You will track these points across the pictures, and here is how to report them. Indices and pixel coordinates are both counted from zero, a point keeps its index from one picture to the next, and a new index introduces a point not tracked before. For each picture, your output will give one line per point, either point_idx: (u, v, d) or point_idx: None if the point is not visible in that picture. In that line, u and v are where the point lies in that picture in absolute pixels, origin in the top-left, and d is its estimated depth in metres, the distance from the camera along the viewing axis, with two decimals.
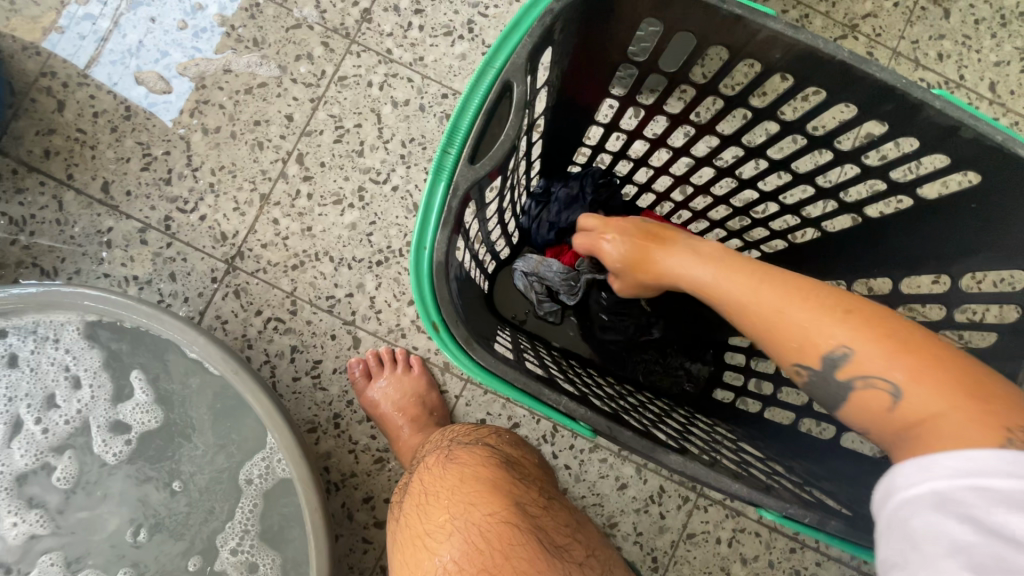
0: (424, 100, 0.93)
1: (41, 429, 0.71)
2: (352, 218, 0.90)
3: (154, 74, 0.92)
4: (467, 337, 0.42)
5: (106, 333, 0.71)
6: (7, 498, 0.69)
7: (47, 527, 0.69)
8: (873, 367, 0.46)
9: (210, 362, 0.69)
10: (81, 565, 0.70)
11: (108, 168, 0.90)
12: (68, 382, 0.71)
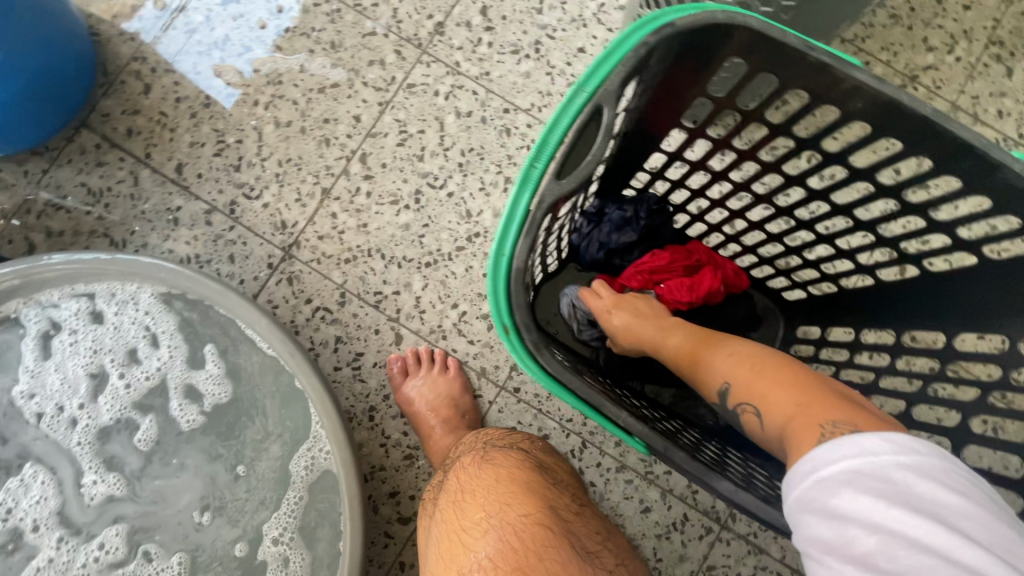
0: (486, 113, 0.96)
1: (120, 385, 0.73)
2: (406, 218, 0.94)
3: (235, 67, 0.98)
4: (537, 342, 0.45)
5: (181, 303, 0.73)
6: (90, 453, 0.72)
7: (125, 491, 0.71)
8: (763, 396, 0.53)
9: (269, 344, 0.71)
10: (147, 537, 0.71)
11: (183, 150, 0.95)
12: (147, 341, 0.74)
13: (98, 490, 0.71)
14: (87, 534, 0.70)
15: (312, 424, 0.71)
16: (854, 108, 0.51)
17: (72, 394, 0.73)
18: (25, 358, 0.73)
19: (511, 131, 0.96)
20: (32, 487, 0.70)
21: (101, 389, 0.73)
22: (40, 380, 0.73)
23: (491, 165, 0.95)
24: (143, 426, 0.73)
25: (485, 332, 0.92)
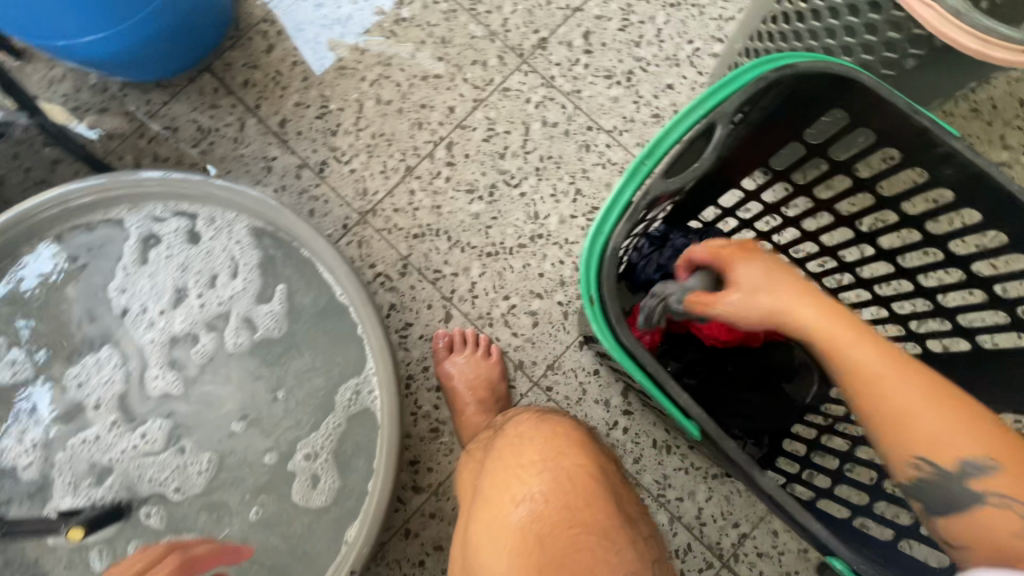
0: (570, 127, 1.02)
1: (195, 304, 0.78)
2: (477, 208, 0.99)
3: (352, 42, 1.05)
4: (618, 317, 0.48)
5: (268, 239, 0.78)
6: (157, 350, 0.77)
7: (178, 390, 0.77)
8: (957, 440, 0.49)
9: (342, 293, 0.76)
10: (186, 438, 0.76)
11: (289, 107, 1.03)
12: (228, 271, 0.78)
13: (155, 383, 0.76)
14: (141, 432, 0.76)
15: (365, 373, 0.76)
16: (942, 175, 0.55)
17: (155, 301, 0.78)
18: (117, 258, 0.78)
19: (590, 147, 1.02)
20: (97, 370, 0.76)
21: (180, 302, 0.78)
22: (126, 281, 0.78)
23: (566, 175, 1.01)
24: (206, 340, 0.78)
25: (529, 327, 0.96)
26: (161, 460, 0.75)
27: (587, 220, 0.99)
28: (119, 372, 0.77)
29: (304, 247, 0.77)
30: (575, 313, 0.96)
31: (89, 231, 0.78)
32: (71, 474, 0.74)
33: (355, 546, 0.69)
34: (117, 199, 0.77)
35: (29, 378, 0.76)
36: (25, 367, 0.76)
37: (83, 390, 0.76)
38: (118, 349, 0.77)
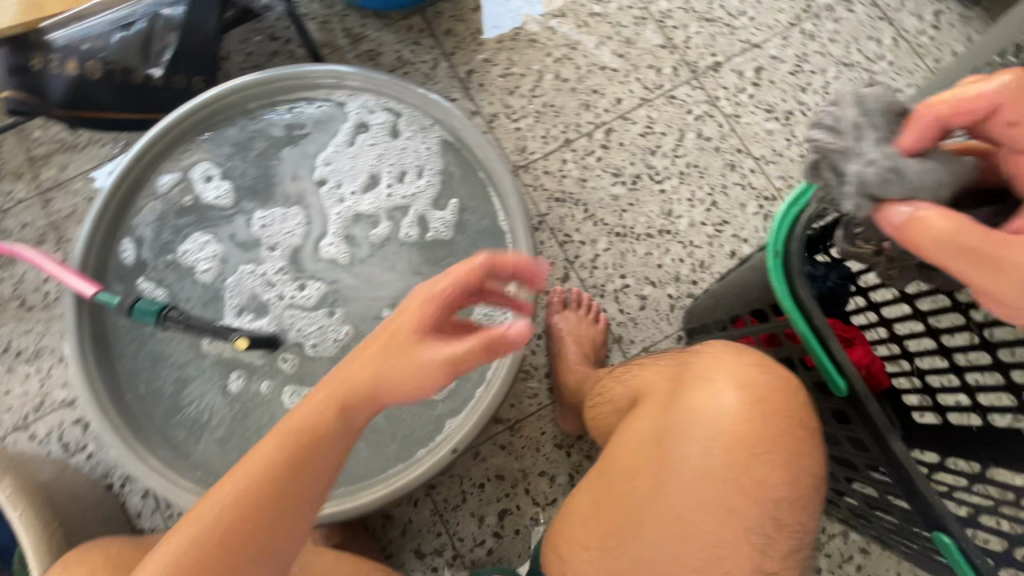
0: (721, 145, 1.10)
1: (383, 191, 0.89)
2: (618, 192, 1.08)
3: (547, 21, 1.17)
4: (799, 273, 0.53)
5: (456, 158, 0.88)
6: (338, 224, 0.88)
7: (344, 260, 0.88)
8: None
9: (505, 223, 0.85)
10: (335, 304, 0.87)
11: (479, 61, 1.15)
12: (416, 170, 0.89)
13: (328, 250, 0.88)
14: (301, 288, 0.87)
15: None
16: None
17: (347, 185, 0.89)
18: (330, 137, 0.90)
19: (735, 168, 1.09)
20: (282, 220, 0.88)
21: (371, 187, 0.89)
22: (327, 157, 0.90)
23: (706, 186, 1.08)
24: (379, 226, 0.89)
25: (636, 309, 1.02)
26: (309, 312, 0.86)
27: (715, 230, 1.06)
28: (299, 229, 0.88)
29: (485, 174, 0.87)
30: (682, 309, 1.02)
31: (314, 107, 0.90)
32: (235, 299, 0.86)
33: (456, 435, 0.76)
34: (346, 86, 0.88)
35: (226, 202, 0.88)
36: (225, 194, 0.88)
37: (267, 231, 0.88)
38: (300, 209, 0.89)
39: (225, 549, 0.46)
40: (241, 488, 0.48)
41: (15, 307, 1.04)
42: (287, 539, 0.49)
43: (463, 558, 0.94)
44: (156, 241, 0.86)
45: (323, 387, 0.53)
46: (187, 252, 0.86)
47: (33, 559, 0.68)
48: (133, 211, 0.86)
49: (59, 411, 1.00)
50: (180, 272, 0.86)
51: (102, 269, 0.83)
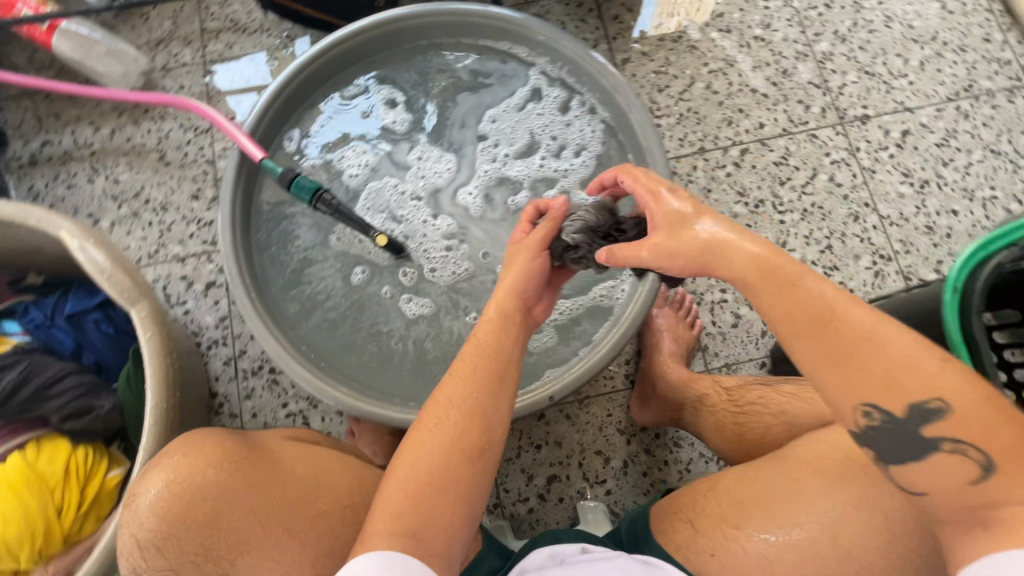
0: (851, 194, 1.10)
1: (536, 162, 0.93)
2: (739, 210, 1.09)
3: (712, 32, 1.19)
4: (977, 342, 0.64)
5: (615, 143, 0.89)
6: (488, 179, 0.93)
7: (480, 203, 0.92)
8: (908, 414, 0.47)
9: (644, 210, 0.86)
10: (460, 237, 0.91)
11: (637, 53, 1.17)
12: (574, 150, 0.92)
13: (472, 197, 0.92)
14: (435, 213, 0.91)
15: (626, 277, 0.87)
16: None
17: (506, 141, 0.94)
18: (507, 96, 0.94)
19: (858, 219, 1.09)
20: (435, 161, 0.93)
21: (527, 153, 0.93)
22: (497, 112, 0.94)
23: (825, 229, 1.08)
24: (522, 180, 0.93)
25: (728, 325, 1.04)
26: (441, 243, 0.91)
27: (824, 272, 1.06)
28: (447, 173, 0.93)
29: (636, 153, 0.86)
30: (772, 338, 1.03)
31: (498, 62, 0.93)
32: (372, 204, 0.91)
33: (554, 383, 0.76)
34: (532, 41, 0.89)
35: (402, 131, 0.94)
36: (402, 122, 0.94)
37: (421, 157, 0.93)
38: (454, 152, 0.94)
39: (450, 457, 0.59)
40: (437, 422, 0.61)
41: (154, 158, 1.09)
42: (496, 443, 0.62)
43: (504, 508, 0.95)
44: (322, 138, 0.92)
45: (477, 344, 0.66)
46: (344, 157, 0.92)
47: (150, 377, 0.73)
48: (309, 106, 0.91)
49: (168, 264, 1.04)
50: (333, 169, 0.92)
51: (268, 145, 0.88)
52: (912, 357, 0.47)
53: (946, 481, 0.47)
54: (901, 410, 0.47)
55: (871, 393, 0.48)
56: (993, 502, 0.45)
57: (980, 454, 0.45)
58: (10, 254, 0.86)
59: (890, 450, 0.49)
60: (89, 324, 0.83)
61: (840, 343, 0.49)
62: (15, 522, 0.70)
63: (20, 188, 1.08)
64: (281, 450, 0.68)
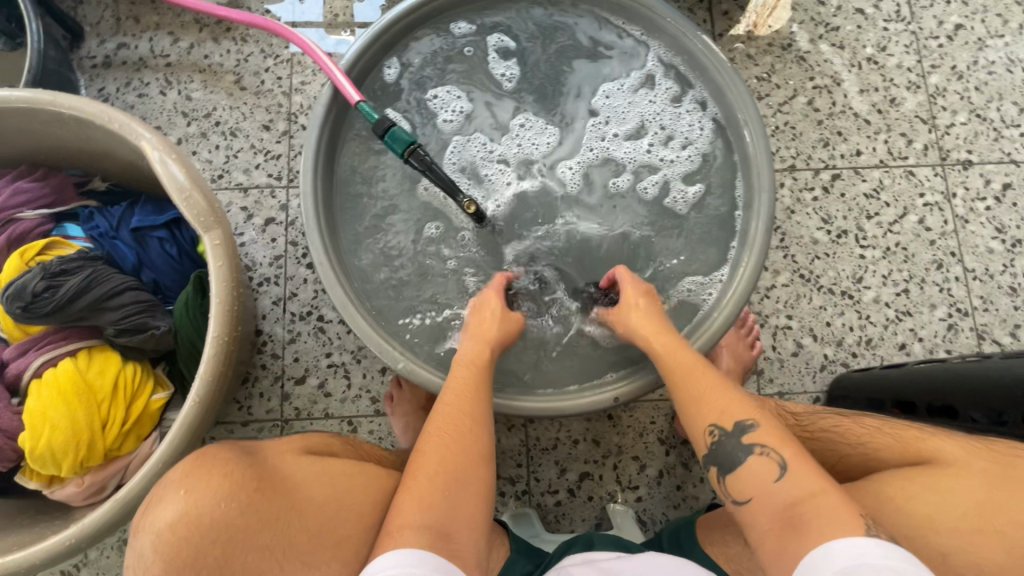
0: (938, 241, 1.05)
1: (643, 146, 0.89)
2: (819, 237, 1.05)
3: (823, 46, 1.12)
4: None
5: (722, 142, 0.87)
6: (584, 160, 0.89)
7: (568, 182, 0.89)
8: (768, 439, 0.63)
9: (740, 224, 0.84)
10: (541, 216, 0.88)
11: (742, 54, 1.11)
12: (681, 140, 0.88)
13: (569, 172, 0.89)
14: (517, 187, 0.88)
15: (708, 283, 0.83)
16: None
17: (608, 117, 0.90)
18: (624, 73, 0.90)
19: (940, 267, 1.04)
20: (537, 133, 0.89)
21: (633, 137, 0.89)
22: (606, 85, 0.90)
23: (905, 272, 1.04)
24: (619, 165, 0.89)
25: (788, 353, 1.00)
26: (518, 216, 0.87)
27: (896, 316, 1.02)
28: (547, 146, 0.89)
29: (741, 160, 0.84)
30: (831, 374, 1.00)
31: (614, 36, 0.90)
32: (458, 159, 0.88)
33: (623, 384, 0.76)
34: (653, 23, 0.86)
35: (507, 89, 0.90)
36: (510, 78, 0.90)
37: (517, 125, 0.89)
38: (559, 128, 0.90)
39: (460, 461, 0.63)
40: (441, 435, 0.65)
41: (230, 80, 1.05)
42: (492, 450, 0.67)
43: (531, 496, 0.94)
44: (416, 91, 0.89)
45: (461, 371, 0.71)
46: (437, 98, 0.89)
47: (215, 308, 0.72)
48: (411, 44, 0.88)
49: (230, 192, 1.01)
50: (423, 126, 0.89)
51: (365, 75, 0.85)
52: (738, 401, 0.67)
53: (762, 480, 0.61)
54: (728, 424, 0.65)
55: (712, 416, 0.67)
56: (795, 500, 0.58)
57: (777, 456, 0.62)
58: (82, 156, 0.83)
59: (722, 460, 0.65)
60: (152, 242, 0.81)
61: (691, 387, 0.69)
62: (61, 429, 0.69)
63: (90, 88, 1.05)
64: (295, 473, 0.61)
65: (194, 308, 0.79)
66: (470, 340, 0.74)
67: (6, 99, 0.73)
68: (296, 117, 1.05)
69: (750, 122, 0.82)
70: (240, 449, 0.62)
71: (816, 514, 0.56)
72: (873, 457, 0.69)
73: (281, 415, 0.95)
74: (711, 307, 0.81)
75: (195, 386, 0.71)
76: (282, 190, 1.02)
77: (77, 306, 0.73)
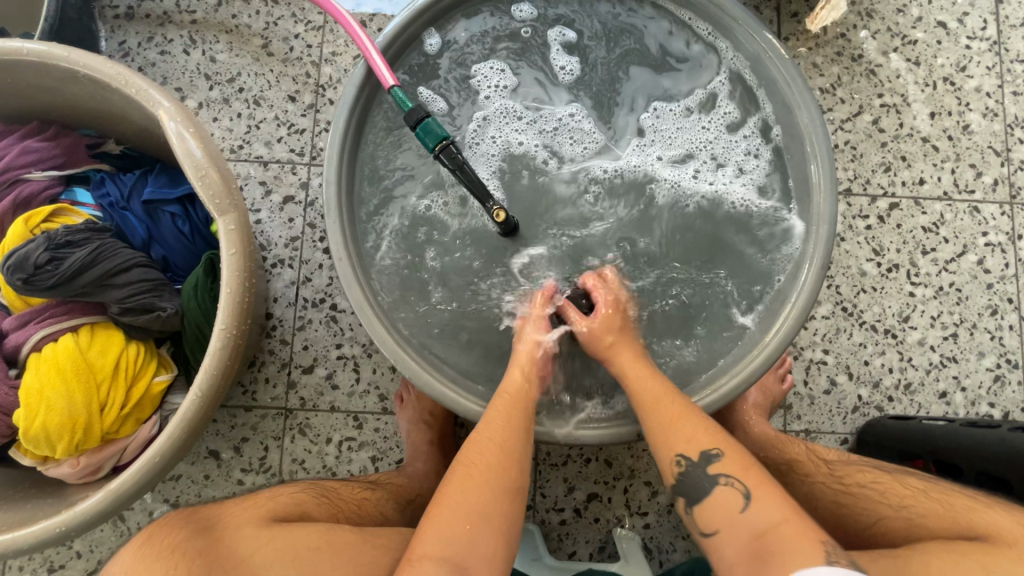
0: (996, 285, 0.98)
1: (691, 158, 0.82)
2: (868, 269, 0.98)
3: (897, 60, 1.03)
4: None
5: (781, 162, 0.80)
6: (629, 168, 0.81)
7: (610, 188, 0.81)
8: (737, 471, 0.61)
9: (790, 253, 0.77)
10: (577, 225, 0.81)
11: (808, 62, 1.02)
12: (740, 153, 0.81)
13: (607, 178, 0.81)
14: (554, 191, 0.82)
15: (748, 311, 0.78)
16: None
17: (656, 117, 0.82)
18: (683, 74, 0.83)
19: (995, 314, 0.97)
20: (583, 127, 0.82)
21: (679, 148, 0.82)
22: (659, 79, 0.83)
23: (956, 315, 0.97)
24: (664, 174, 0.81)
25: (819, 390, 0.95)
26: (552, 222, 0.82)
27: (940, 362, 0.96)
28: (590, 143, 0.82)
29: (801, 185, 0.78)
30: (862, 416, 0.95)
31: (679, 33, 0.83)
32: (498, 148, 0.82)
33: None
34: (722, 23, 0.80)
35: (565, 83, 0.83)
36: (570, 73, 0.84)
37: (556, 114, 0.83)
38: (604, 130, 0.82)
39: (491, 493, 0.61)
40: (476, 463, 0.63)
41: (257, 43, 0.99)
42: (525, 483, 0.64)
43: (536, 512, 0.91)
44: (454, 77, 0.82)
45: (504, 397, 0.68)
46: (479, 75, 0.82)
47: (224, 298, 0.67)
48: (457, 20, 0.82)
49: (249, 164, 0.96)
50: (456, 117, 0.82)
51: (404, 48, 0.80)
52: (705, 429, 0.64)
53: (729, 512, 0.59)
54: (695, 454, 0.62)
55: (679, 445, 0.63)
56: (766, 536, 0.56)
57: (746, 488, 0.60)
58: (96, 117, 0.78)
59: (687, 490, 0.62)
60: (164, 216, 0.77)
61: (657, 416, 0.65)
62: (58, 411, 0.67)
63: (111, 40, 0.99)
64: (252, 555, 0.59)
65: (203, 292, 0.75)
66: (516, 366, 0.70)
67: (16, 50, 0.67)
68: (324, 90, 0.98)
69: (816, 147, 0.75)
70: (193, 526, 0.61)
71: (780, 547, 0.54)
72: (920, 524, 0.62)
73: (286, 403, 0.92)
74: (752, 339, 0.75)
75: (199, 379, 0.68)
76: (303, 168, 0.97)
77: (81, 281, 0.69)
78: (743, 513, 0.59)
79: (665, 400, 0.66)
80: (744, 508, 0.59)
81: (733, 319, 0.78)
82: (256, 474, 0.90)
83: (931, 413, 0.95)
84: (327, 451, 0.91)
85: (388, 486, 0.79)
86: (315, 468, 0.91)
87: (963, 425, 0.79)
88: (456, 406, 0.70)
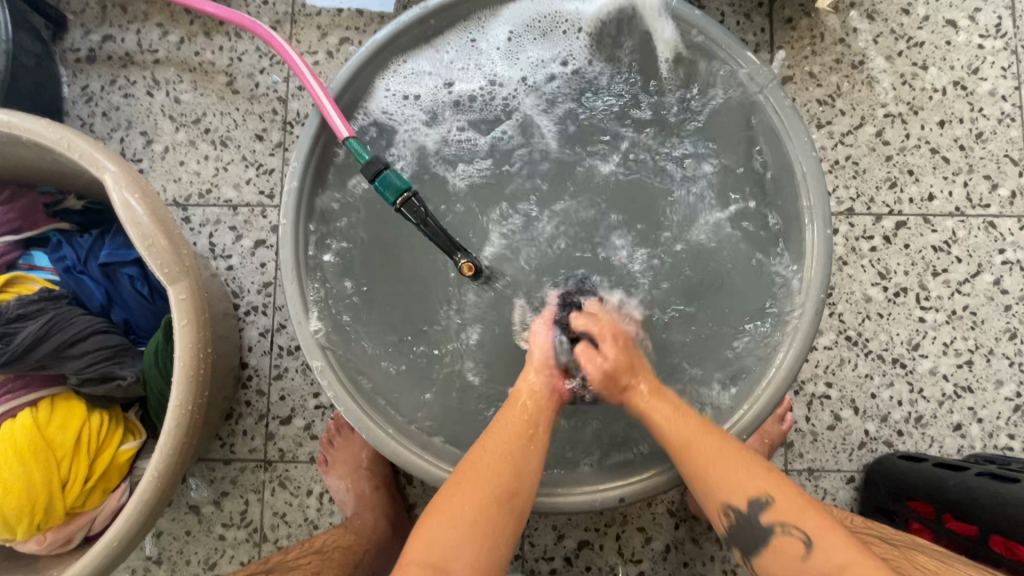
0: (1015, 306, 0.91)
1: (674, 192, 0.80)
2: (875, 294, 0.91)
3: (901, 65, 0.95)
4: None
5: (770, 190, 0.76)
6: (608, 207, 0.80)
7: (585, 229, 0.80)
8: (789, 513, 0.56)
9: (783, 294, 0.73)
10: (554, 273, 0.79)
11: (803, 72, 0.95)
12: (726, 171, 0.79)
13: (589, 216, 0.80)
14: (531, 234, 0.80)
15: (739, 354, 0.74)
16: None
17: (637, 159, 0.81)
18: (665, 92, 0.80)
19: (1014, 338, 0.90)
20: (559, 167, 0.82)
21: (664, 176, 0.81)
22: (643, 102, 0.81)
23: (971, 340, 0.90)
24: (647, 210, 0.80)
25: (822, 427, 0.90)
26: (529, 265, 0.80)
27: (954, 392, 0.90)
28: (566, 183, 0.81)
29: (790, 229, 0.73)
30: (870, 453, 0.89)
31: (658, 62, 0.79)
32: (471, 192, 0.81)
33: (629, 479, 0.68)
34: (704, 49, 0.75)
35: (542, 121, 0.82)
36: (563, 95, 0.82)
37: (543, 139, 0.82)
38: (584, 180, 0.81)
39: (484, 496, 0.57)
40: (477, 458, 0.59)
41: (221, 81, 0.95)
42: (526, 491, 0.59)
43: (525, 562, 0.87)
44: (415, 131, 0.80)
45: (518, 403, 0.65)
46: (456, 109, 0.81)
47: (178, 374, 0.65)
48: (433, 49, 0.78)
49: (217, 209, 0.93)
50: (425, 168, 0.81)
51: (377, 74, 0.76)
52: (750, 473, 0.59)
53: (791, 562, 0.55)
54: (743, 504, 0.57)
55: (723, 492, 0.58)
56: None
57: (801, 532, 0.55)
58: (52, 175, 0.76)
59: (744, 540, 0.58)
60: (123, 278, 0.76)
61: (691, 459, 0.60)
62: (16, 493, 0.65)
63: (73, 84, 0.96)
64: None
65: (163, 358, 0.72)
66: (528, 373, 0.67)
67: None
68: (292, 127, 0.94)
69: (804, 179, 0.70)
70: None
71: None
72: None
73: (265, 455, 0.89)
74: (743, 387, 0.71)
75: (156, 457, 0.66)
76: (274, 210, 0.93)
77: (36, 355, 0.68)
78: (809, 561, 0.54)
79: (685, 432, 0.61)
80: (806, 557, 0.54)
81: (724, 369, 0.74)
82: (238, 529, 0.88)
83: (945, 448, 0.88)
84: (307, 504, 0.88)
85: (336, 555, 0.75)
86: (296, 521, 0.88)
87: (978, 475, 0.74)
88: (425, 473, 0.67)
